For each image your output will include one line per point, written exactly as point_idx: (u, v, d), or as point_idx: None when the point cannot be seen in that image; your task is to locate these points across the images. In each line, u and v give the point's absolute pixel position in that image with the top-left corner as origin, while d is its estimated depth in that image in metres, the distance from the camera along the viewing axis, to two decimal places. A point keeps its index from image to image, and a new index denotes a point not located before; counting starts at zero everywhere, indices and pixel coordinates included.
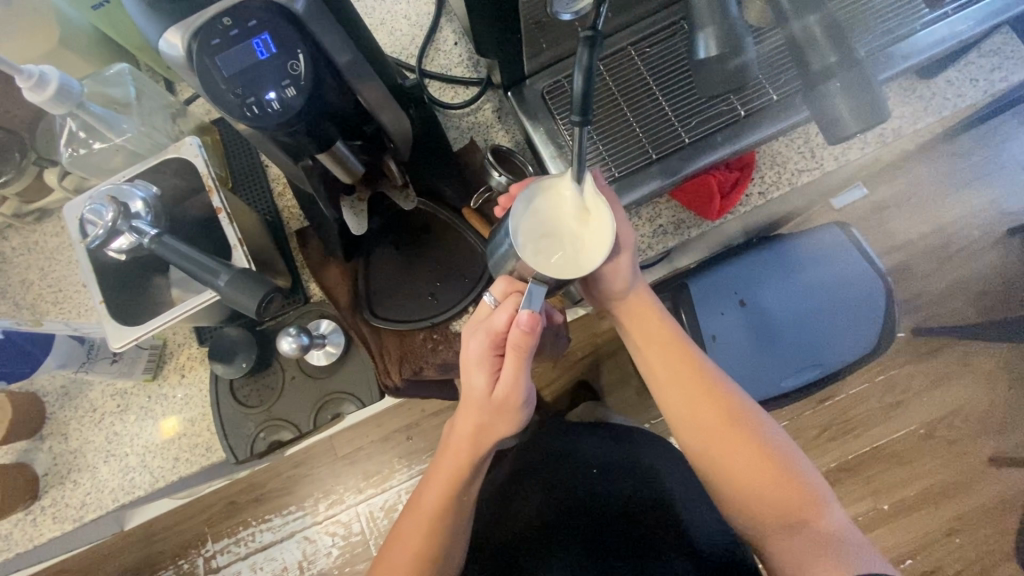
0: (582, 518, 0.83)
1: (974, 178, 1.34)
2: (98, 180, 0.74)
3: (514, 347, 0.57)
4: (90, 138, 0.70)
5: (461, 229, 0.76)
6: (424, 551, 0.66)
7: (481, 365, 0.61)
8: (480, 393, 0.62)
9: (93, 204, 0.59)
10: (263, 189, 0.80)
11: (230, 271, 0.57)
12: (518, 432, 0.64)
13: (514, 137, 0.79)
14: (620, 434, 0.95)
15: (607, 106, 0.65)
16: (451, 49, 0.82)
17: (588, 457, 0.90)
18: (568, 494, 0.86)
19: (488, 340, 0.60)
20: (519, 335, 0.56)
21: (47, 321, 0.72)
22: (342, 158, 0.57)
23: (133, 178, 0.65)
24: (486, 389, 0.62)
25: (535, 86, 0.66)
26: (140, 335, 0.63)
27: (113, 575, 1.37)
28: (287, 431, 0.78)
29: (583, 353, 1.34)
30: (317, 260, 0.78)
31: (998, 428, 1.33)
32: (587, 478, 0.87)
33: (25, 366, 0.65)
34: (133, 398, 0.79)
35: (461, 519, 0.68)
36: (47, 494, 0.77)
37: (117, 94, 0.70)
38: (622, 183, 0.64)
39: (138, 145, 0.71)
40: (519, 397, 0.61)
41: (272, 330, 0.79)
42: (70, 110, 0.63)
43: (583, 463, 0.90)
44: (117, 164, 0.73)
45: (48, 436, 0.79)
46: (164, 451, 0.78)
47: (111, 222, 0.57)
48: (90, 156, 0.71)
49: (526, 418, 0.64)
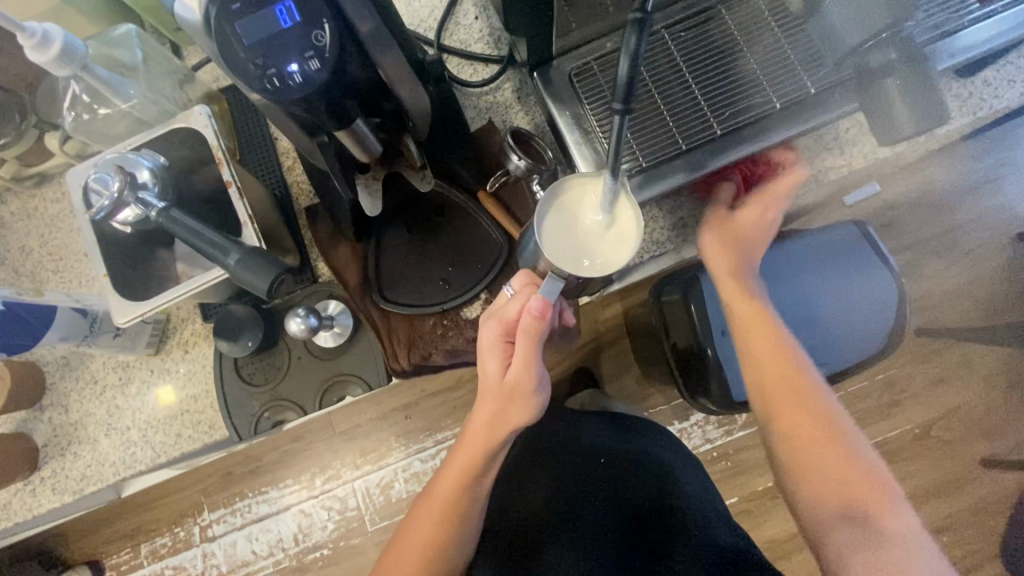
0: (589, 513, 0.82)
1: (991, 180, 1.31)
2: (101, 146, 0.71)
3: (527, 333, 0.57)
4: (96, 104, 0.67)
5: (476, 213, 0.75)
6: (439, 536, 0.66)
7: (493, 353, 0.61)
8: (493, 379, 0.61)
9: (97, 172, 0.56)
10: (273, 163, 0.78)
11: (241, 250, 0.55)
12: (536, 419, 0.62)
13: (534, 119, 0.77)
14: (625, 423, 0.93)
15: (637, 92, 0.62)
16: (471, 23, 0.78)
17: (596, 451, 0.88)
18: (573, 491, 0.84)
19: (499, 328, 0.60)
20: (531, 319, 0.56)
21: (48, 291, 0.70)
22: (362, 139, 0.54)
23: (140, 146, 0.62)
24: (499, 376, 0.61)
25: (563, 67, 0.63)
26: (147, 310, 0.62)
27: (109, 539, 1.37)
28: (292, 412, 0.77)
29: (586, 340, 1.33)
30: (327, 238, 0.76)
31: (993, 431, 1.33)
32: (594, 475, 0.85)
33: (25, 337, 0.63)
34: (135, 372, 0.77)
35: (475, 508, 0.66)
36: (46, 465, 0.76)
37: (123, 56, 0.67)
38: (649, 174, 0.62)
39: (144, 112, 0.68)
40: (529, 381, 0.60)
41: (279, 309, 0.77)
42: (75, 72, 0.60)
43: (590, 454, 0.88)
44: (122, 131, 0.70)
45: (48, 406, 0.77)
46: (166, 426, 0.77)
47: (116, 193, 0.55)
48: (93, 121, 0.68)
49: (544, 404, 0.62)
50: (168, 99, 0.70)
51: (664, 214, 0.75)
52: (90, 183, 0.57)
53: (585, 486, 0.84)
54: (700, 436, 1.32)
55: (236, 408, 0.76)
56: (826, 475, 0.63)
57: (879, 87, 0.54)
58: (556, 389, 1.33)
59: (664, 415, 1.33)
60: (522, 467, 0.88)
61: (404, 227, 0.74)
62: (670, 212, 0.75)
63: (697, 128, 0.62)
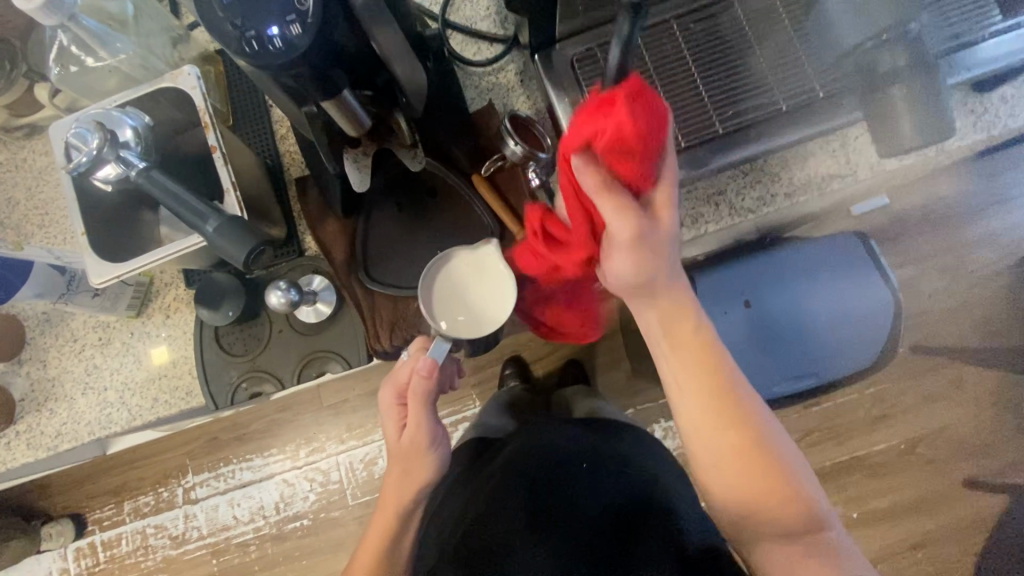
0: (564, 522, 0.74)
1: (1001, 199, 1.29)
2: (90, 101, 0.69)
3: (415, 392, 0.63)
4: (83, 55, 0.64)
5: (469, 197, 0.73)
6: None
7: (393, 412, 0.67)
8: (393, 440, 0.66)
9: (77, 127, 0.54)
10: (266, 131, 0.76)
11: (220, 218, 0.54)
12: (439, 473, 0.66)
13: (535, 104, 0.75)
14: (604, 428, 0.89)
15: None
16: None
17: (572, 447, 0.83)
18: (544, 488, 0.77)
19: (395, 388, 0.67)
20: (419, 381, 0.62)
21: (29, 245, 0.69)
22: (350, 111, 0.52)
23: (125, 103, 0.60)
24: (399, 435, 0.67)
25: (565, 51, 0.61)
26: (123, 273, 0.60)
27: (93, 494, 1.39)
28: (269, 385, 0.76)
29: None
30: (315, 212, 0.74)
31: (979, 452, 1.33)
32: (570, 470, 0.79)
33: (2, 291, 0.63)
34: (116, 333, 0.77)
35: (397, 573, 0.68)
36: (22, 420, 0.76)
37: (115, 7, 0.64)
38: None
39: (133, 68, 0.67)
40: (423, 440, 0.64)
41: (263, 280, 0.76)
42: (62, 22, 0.58)
43: (567, 448, 0.82)
44: (111, 87, 0.68)
45: (26, 361, 0.77)
46: (144, 389, 0.76)
47: (96, 150, 0.53)
48: (81, 74, 0.66)
49: (443, 457, 0.66)
50: (160, 57, 0.69)
51: None
52: (70, 137, 0.54)
53: (560, 485, 0.78)
54: (683, 435, 1.31)
55: (213, 377, 0.75)
56: (762, 495, 0.52)
57: (885, 96, 0.54)
58: (545, 379, 1.32)
59: (649, 413, 1.32)
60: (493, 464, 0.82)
61: (395, 207, 0.73)
62: None
63: (699, 124, 0.60)
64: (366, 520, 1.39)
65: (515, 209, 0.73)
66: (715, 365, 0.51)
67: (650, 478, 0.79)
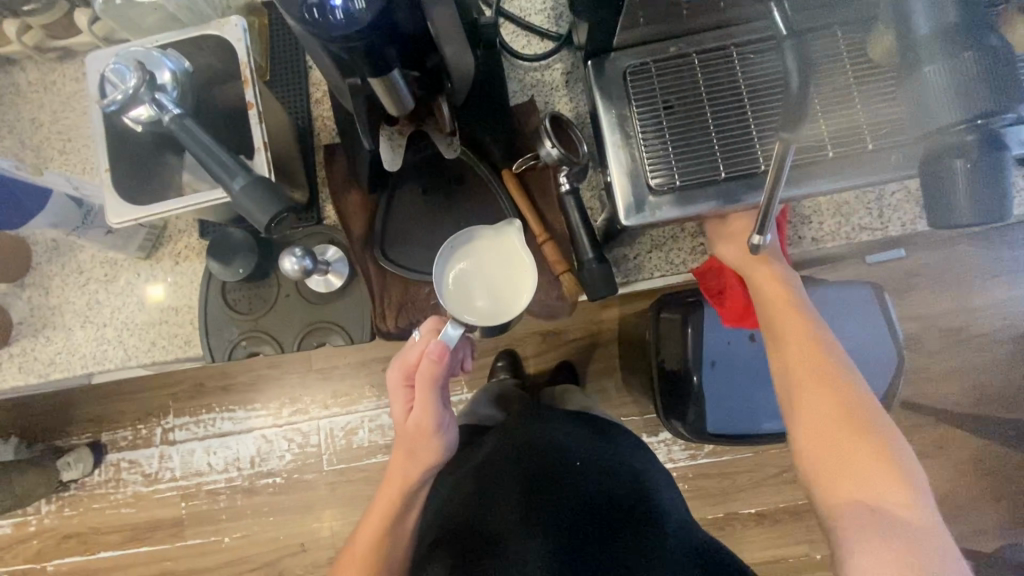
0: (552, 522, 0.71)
1: (1016, 270, 1.28)
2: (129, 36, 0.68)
3: (424, 376, 0.63)
4: None
5: (496, 191, 0.73)
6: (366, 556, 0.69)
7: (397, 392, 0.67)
8: (401, 420, 0.68)
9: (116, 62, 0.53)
10: (302, 93, 0.75)
11: (248, 177, 0.53)
12: (445, 454, 0.68)
13: (577, 107, 0.74)
14: (601, 428, 0.84)
15: (688, 105, 0.59)
16: None
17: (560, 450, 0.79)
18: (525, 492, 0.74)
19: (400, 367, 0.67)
20: (427, 364, 0.62)
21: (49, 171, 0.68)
22: (394, 89, 0.50)
23: (166, 45, 0.59)
24: (406, 415, 0.68)
25: (619, 61, 0.60)
26: (142, 216, 0.60)
27: (73, 421, 1.39)
28: (268, 347, 0.75)
29: (576, 337, 1.32)
30: (339, 182, 0.74)
31: (949, 515, 1.33)
32: (561, 472, 0.76)
33: (20, 215, 0.63)
34: (123, 271, 0.76)
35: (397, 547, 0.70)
36: (19, 343, 0.76)
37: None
38: (682, 193, 0.58)
39: (179, 9, 0.65)
40: (432, 423, 0.65)
41: (278, 242, 0.75)
42: None
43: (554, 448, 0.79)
44: (153, 25, 0.67)
45: (29, 285, 0.77)
46: (142, 332, 0.76)
47: (134, 90, 0.53)
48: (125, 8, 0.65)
49: (450, 439, 0.68)
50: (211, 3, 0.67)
51: (685, 236, 0.74)
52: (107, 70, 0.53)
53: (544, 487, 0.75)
54: (663, 454, 1.32)
55: (214, 329, 0.75)
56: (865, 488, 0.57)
57: None
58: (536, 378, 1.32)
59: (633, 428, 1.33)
60: (480, 463, 0.80)
61: (420, 189, 0.73)
62: (692, 237, 0.74)
63: (742, 157, 0.58)
64: (338, 488, 1.39)
65: (540, 212, 0.73)
66: (831, 371, 0.62)
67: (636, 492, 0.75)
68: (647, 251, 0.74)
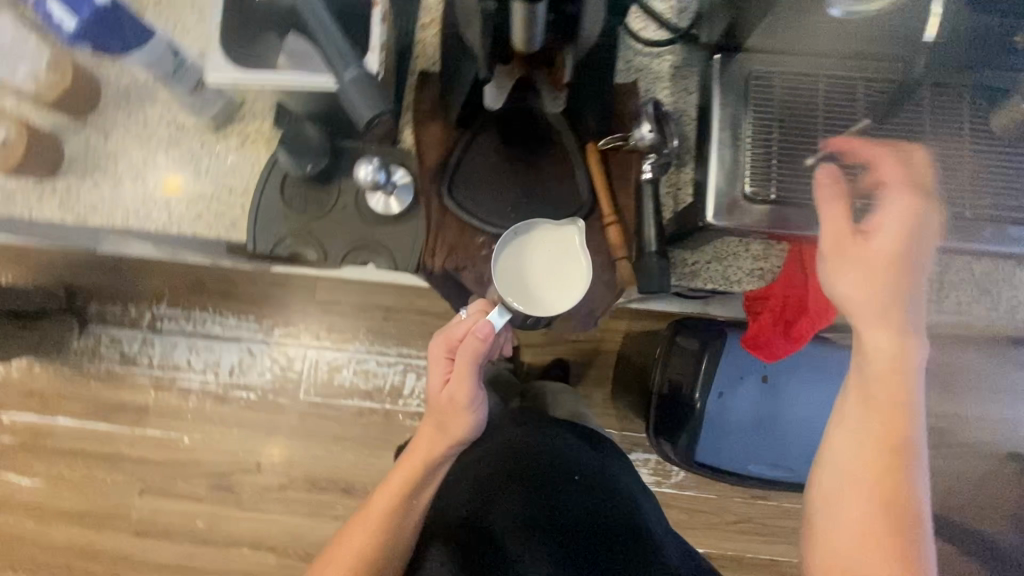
0: (564, 503, 1.04)
1: None
2: None
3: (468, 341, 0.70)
4: None
5: (577, 163, 0.73)
6: (382, 521, 0.90)
7: (441, 361, 0.85)
8: (436, 394, 0.88)
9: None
10: (409, 12, 0.73)
11: (359, 69, 0.52)
12: (470, 428, 0.89)
13: (679, 101, 0.75)
14: (593, 440, 1.17)
15: (785, 123, 0.69)
16: None
17: (563, 450, 1.10)
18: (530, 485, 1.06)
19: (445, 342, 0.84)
20: (472, 337, 0.69)
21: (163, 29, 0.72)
22: (531, 26, 0.50)
23: None
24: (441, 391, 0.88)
25: (748, 63, 0.69)
26: (242, 79, 0.63)
27: None
28: (312, 252, 0.74)
29: None
30: (425, 111, 0.73)
31: None
32: (565, 473, 1.07)
33: (116, 44, 0.65)
34: (187, 137, 0.75)
35: (417, 503, 0.92)
36: (64, 179, 0.75)
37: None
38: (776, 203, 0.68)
39: None
40: (464, 399, 0.86)
41: (350, 152, 0.75)
42: None
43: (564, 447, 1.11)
44: None
45: (89, 125, 0.76)
46: (190, 202, 0.75)
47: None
48: None
49: (473, 417, 0.89)
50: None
51: (752, 256, 0.78)
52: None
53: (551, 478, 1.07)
54: None
55: (263, 220, 0.74)
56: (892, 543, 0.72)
57: None
58: None
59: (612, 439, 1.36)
60: (477, 457, 1.11)
61: (499, 139, 0.73)
62: (756, 256, 0.78)
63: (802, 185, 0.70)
64: None
65: (611, 195, 0.73)
66: (908, 462, 0.74)
67: (617, 493, 1.07)
68: (706, 260, 0.79)
